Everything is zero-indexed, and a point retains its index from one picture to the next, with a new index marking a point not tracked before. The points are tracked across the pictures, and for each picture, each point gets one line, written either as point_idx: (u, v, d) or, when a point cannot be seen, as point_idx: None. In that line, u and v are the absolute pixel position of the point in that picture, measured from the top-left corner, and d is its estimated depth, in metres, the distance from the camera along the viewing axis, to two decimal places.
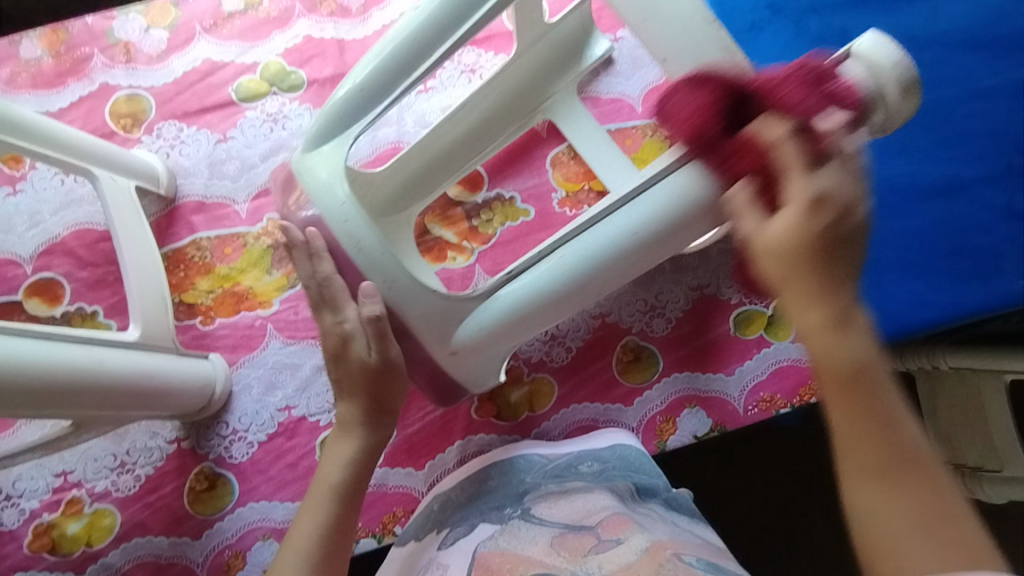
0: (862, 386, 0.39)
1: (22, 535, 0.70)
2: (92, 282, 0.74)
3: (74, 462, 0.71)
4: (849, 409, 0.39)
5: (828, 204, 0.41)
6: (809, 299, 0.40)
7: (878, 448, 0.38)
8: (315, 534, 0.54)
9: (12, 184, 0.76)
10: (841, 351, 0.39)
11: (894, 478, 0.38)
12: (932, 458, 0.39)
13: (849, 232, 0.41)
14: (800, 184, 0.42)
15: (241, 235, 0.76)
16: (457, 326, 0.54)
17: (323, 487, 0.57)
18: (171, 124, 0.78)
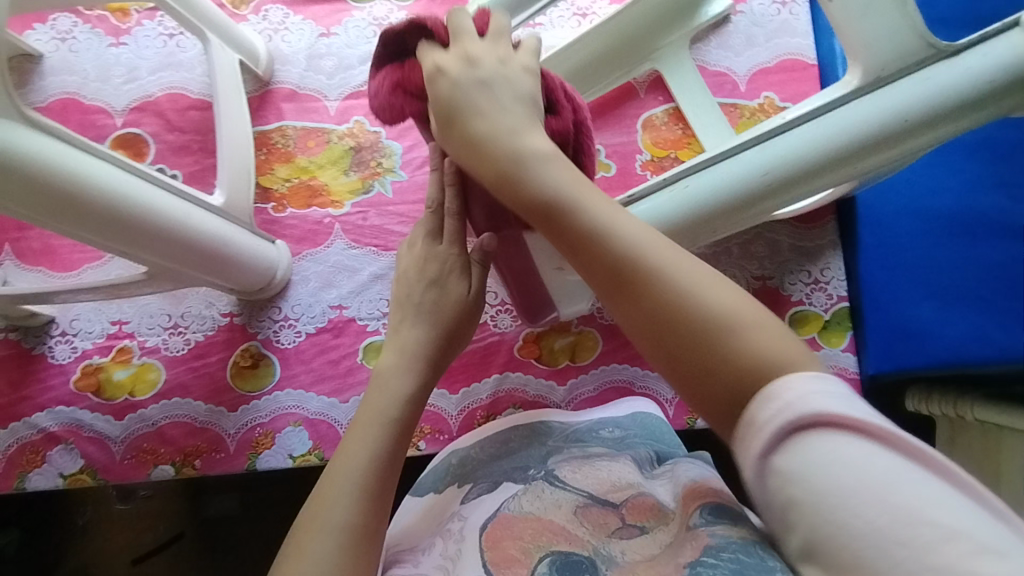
0: (586, 235, 0.40)
1: (70, 371, 0.72)
2: (177, 146, 0.75)
3: (132, 314, 0.74)
4: (585, 250, 0.40)
5: (479, 60, 0.46)
6: (463, 141, 0.46)
7: (636, 298, 0.37)
8: (372, 462, 0.48)
9: (116, 36, 0.78)
10: (584, 231, 0.40)
11: (632, 291, 0.38)
12: (715, 309, 0.35)
13: (518, 147, 0.43)
14: (449, 54, 0.47)
15: (327, 131, 0.76)
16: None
17: (377, 416, 0.50)
18: (279, 8, 0.79)
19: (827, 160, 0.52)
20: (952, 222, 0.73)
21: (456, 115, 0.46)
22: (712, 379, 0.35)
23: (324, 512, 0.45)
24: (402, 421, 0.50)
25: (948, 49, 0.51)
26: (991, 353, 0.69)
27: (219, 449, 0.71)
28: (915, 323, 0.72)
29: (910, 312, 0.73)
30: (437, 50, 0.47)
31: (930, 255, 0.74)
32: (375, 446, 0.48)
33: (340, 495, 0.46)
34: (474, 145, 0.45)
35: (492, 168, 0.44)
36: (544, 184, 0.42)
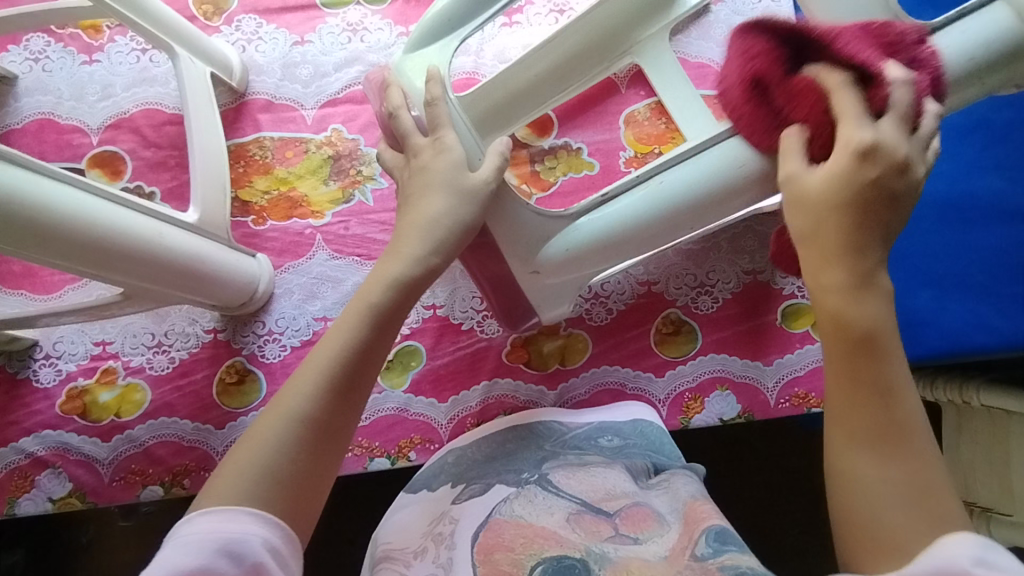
0: (869, 350, 0.43)
1: (55, 394, 0.72)
2: (154, 162, 0.74)
3: (115, 334, 0.73)
4: (857, 376, 0.43)
5: (876, 158, 0.44)
6: (812, 197, 0.45)
7: (866, 400, 0.42)
8: (341, 353, 0.47)
9: (89, 53, 0.77)
10: (861, 313, 0.43)
11: (890, 450, 0.41)
12: (919, 424, 0.42)
13: (887, 195, 0.44)
14: (853, 129, 0.45)
15: (305, 141, 0.75)
16: (546, 244, 0.57)
17: (360, 304, 0.49)
18: (251, 18, 0.78)
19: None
20: (946, 208, 0.72)
21: (845, 196, 0.44)
22: (897, 515, 0.40)
23: (288, 399, 0.45)
24: (383, 308, 0.49)
25: (918, 28, 0.50)
26: (985, 339, 0.68)
27: (208, 468, 0.70)
28: (911, 313, 0.71)
29: (906, 302, 0.71)
30: (800, 136, 0.48)
31: (925, 243, 0.72)
32: (351, 337, 0.47)
33: (304, 387, 0.45)
34: (804, 202, 0.46)
35: (847, 190, 0.44)
36: (841, 304, 0.43)
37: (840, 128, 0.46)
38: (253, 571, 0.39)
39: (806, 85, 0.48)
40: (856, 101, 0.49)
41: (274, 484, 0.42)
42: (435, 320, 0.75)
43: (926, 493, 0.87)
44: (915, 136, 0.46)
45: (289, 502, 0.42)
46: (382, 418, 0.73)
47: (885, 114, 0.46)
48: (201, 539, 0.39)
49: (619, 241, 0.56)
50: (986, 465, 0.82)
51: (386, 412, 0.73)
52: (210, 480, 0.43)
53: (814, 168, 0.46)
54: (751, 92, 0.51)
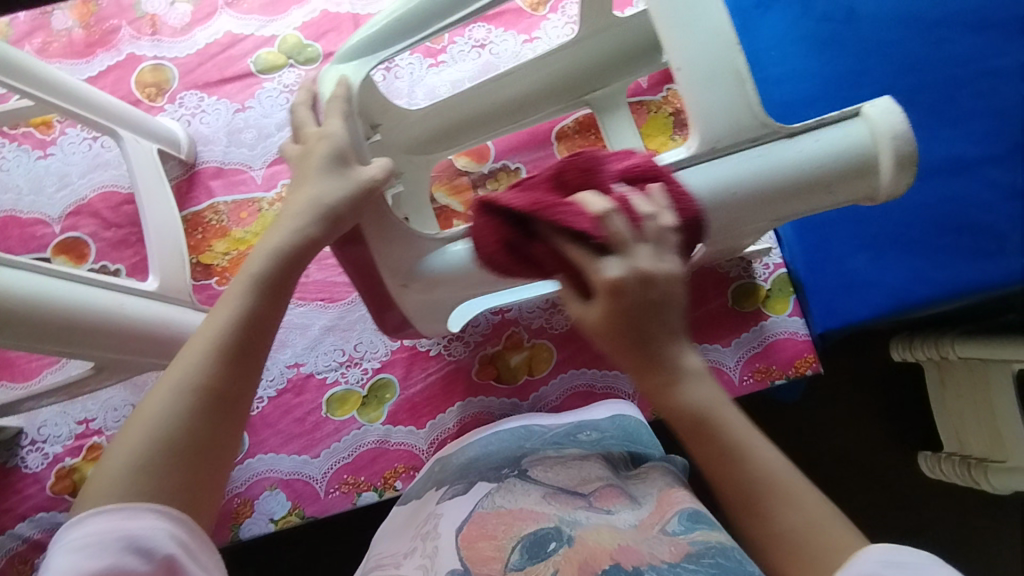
0: (706, 432, 0.41)
1: (45, 477, 0.74)
2: (116, 241, 0.78)
3: (96, 410, 0.75)
4: (719, 448, 0.40)
5: (624, 289, 0.39)
6: (600, 332, 0.41)
7: (726, 466, 0.40)
8: (232, 321, 0.42)
9: (43, 147, 0.81)
10: (688, 396, 0.40)
11: (765, 512, 0.39)
12: (789, 474, 0.40)
13: (652, 302, 0.40)
14: (596, 270, 0.40)
15: (256, 200, 0.79)
16: (424, 258, 0.51)
17: (245, 273, 0.44)
18: (193, 93, 0.82)
19: (667, 205, 0.46)
20: None
21: (621, 313, 0.40)
22: (791, 561, 0.38)
23: (172, 370, 0.41)
24: (268, 277, 0.44)
25: (783, 130, 0.45)
26: (926, 290, 0.69)
27: None
28: (852, 275, 0.72)
29: (845, 266, 0.73)
30: (571, 281, 0.43)
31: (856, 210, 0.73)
32: (239, 308, 0.43)
33: (192, 358, 0.41)
34: (608, 334, 0.40)
35: (615, 328, 0.40)
36: (661, 403, 0.41)
37: (585, 265, 0.40)
38: (164, 567, 0.37)
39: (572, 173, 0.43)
40: None
41: (167, 457, 0.38)
42: (403, 351, 0.78)
43: (925, 453, 0.88)
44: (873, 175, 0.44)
45: (182, 476, 0.38)
46: (364, 453, 0.75)
47: (660, 244, 0.40)
48: (105, 537, 0.36)
49: (474, 277, 0.50)
50: (975, 417, 0.83)
51: (367, 446, 0.75)
52: (93, 472, 0.39)
53: (592, 303, 0.41)
54: (524, 241, 0.43)
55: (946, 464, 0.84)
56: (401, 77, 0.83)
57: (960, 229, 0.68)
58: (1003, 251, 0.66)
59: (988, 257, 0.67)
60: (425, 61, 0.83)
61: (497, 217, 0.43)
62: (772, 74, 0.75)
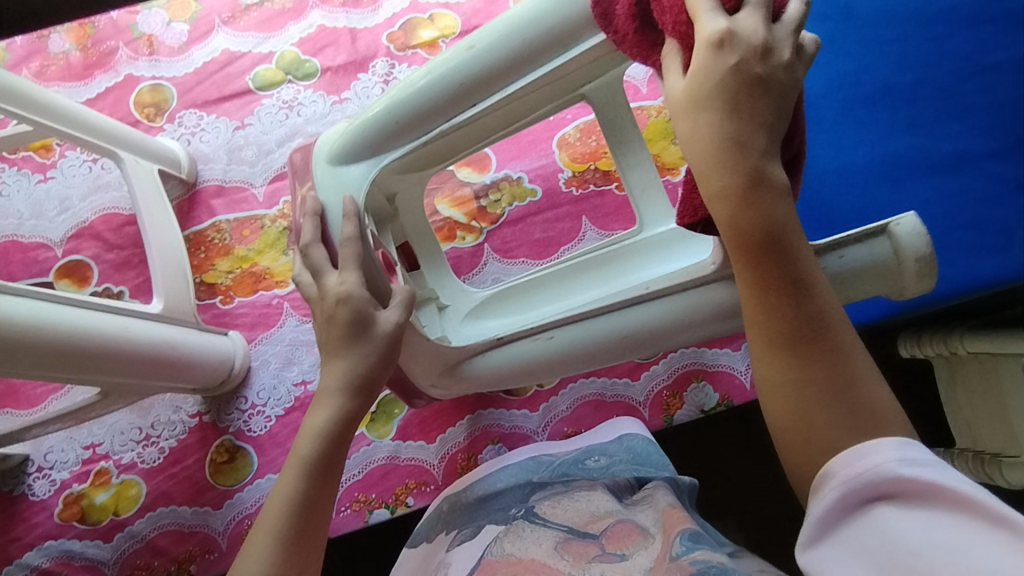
0: (779, 255, 0.36)
1: (52, 504, 0.73)
2: (118, 263, 0.77)
3: (103, 435, 0.74)
4: (769, 279, 0.36)
5: (735, 44, 0.36)
6: (683, 105, 0.37)
7: (777, 300, 0.36)
8: (286, 507, 0.48)
9: (43, 171, 0.80)
10: (763, 214, 0.36)
11: (801, 354, 0.35)
12: (859, 360, 0.36)
13: (762, 79, 0.36)
14: (706, 21, 0.36)
15: (259, 217, 0.78)
16: (472, 360, 0.60)
17: (294, 457, 0.49)
18: (192, 112, 0.82)
19: (676, 326, 0.54)
20: (877, 171, 0.68)
21: (711, 88, 0.36)
22: (818, 414, 0.35)
23: (251, 545, 0.47)
24: (315, 460, 0.49)
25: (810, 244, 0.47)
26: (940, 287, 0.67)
27: (212, 549, 0.71)
28: None
29: None
30: (674, 47, 0.39)
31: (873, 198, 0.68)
32: (292, 493, 0.48)
33: (256, 555, 0.47)
34: (695, 99, 0.37)
35: (707, 95, 0.36)
36: (731, 211, 0.36)
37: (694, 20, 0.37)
38: None
39: (670, 1, 0.39)
40: (624, 332, 0.55)
41: None
42: None
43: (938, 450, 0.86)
44: (781, 29, 0.37)
45: None
46: (375, 469, 0.74)
47: (747, 7, 0.37)
48: None
49: (517, 374, 0.59)
50: (986, 411, 0.81)
51: (378, 462, 0.74)
52: None
53: (688, 72, 0.37)
54: (643, 30, 0.42)
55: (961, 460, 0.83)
56: None
57: (968, 224, 0.65)
58: (1012, 246, 0.64)
59: (995, 250, 0.64)
60: None
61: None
62: None
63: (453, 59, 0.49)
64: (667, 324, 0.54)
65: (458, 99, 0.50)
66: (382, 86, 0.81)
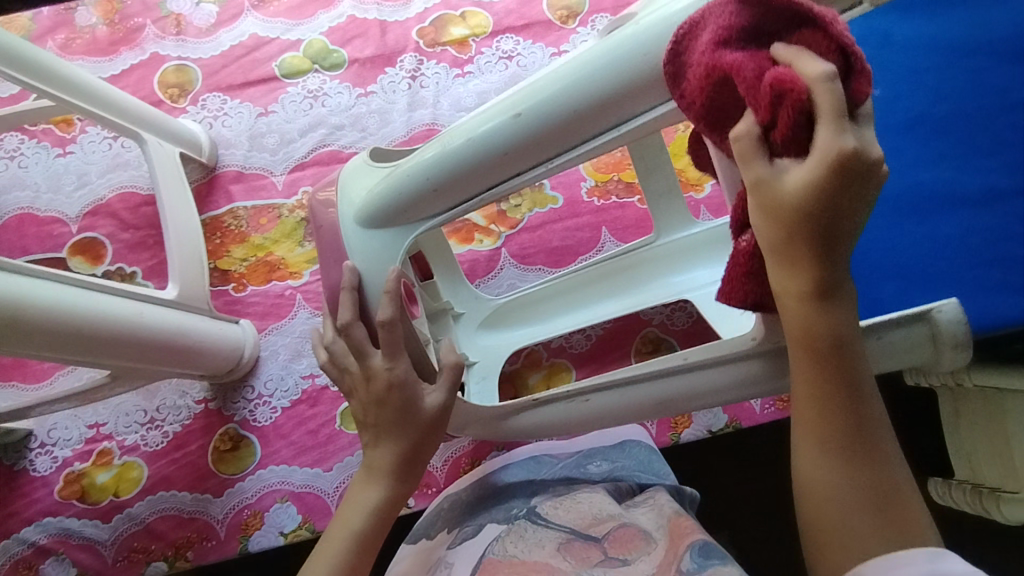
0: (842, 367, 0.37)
1: (53, 481, 0.73)
2: (133, 243, 0.77)
3: (108, 415, 0.74)
4: (830, 392, 0.37)
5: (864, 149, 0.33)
6: (791, 207, 0.34)
7: (835, 412, 0.37)
8: (337, 570, 0.48)
9: (63, 145, 0.80)
10: (835, 321, 0.37)
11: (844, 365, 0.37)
12: (893, 451, 0.38)
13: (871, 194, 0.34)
14: (835, 123, 0.32)
15: (277, 207, 0.78)
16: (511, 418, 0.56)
17: (343, 530, 0.49)
18: (216, 96, 0.81)
19: (709, 393, 0.52)
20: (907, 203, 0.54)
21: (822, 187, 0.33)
22: (853, 506, 0.36)
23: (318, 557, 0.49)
24: (364, 533, 0.49)
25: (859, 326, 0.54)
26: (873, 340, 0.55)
27: (210, 537, 0.70)
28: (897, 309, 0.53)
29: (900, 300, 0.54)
30: (763, 128, 0.34)
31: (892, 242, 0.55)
32: (338, 562, 0.48)
33: None
34: (778, 217, 0.34)
35: (819, 198, 0.33)
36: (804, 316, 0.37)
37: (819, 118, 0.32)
38: None
39: (782, 75, 0.33)
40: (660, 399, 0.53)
41: None
42: None
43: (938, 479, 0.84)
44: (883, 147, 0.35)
45: None
46: None
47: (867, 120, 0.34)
48: None
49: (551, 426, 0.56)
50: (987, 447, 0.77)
51: None
52: None
53: (792, 166, 0.34)
54: (709, 113, 0.37)
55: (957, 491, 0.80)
56: (426, 86, 0.80)
57: (997, 261, 0.50)
58: None
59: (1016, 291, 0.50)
60: (451, 70, 0.81)
61: (711, 14, 0.36)
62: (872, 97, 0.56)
63: (497, 127, 0.43)
64: (700, 393, 0.52)
65: (502, 166, 0.44)
66: (408, 82, 0.80)
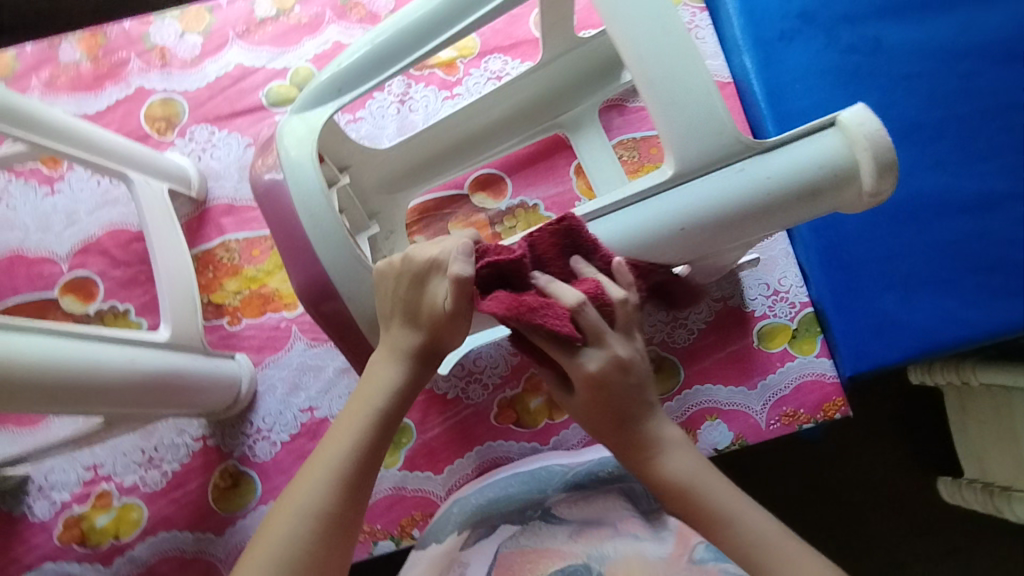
0: (688, 499, 0.46)
1: (52, 526, 0.72)
2: (125, 280, 0.76)
3: (105, 456, 0.73)
4: (705, 523, 0.46)
5: (596, 363, 0.44)
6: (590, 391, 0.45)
7: (713, 535, 0.46)
8: (351, 453, 0.46)
9: (50, 183, 0.79)
10: (668, 470, 0.47)
11: (695, 495, 0.46)
12: (776, 545, 0.44)
13: (615, 380, 0.45)
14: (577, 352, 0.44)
15: (269, 237, 0.77)
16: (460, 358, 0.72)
17: (362, 406, 0.48)
18: (203, 127, 0.80)
19: None
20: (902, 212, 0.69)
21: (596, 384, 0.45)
22: None
23: (243, 574, 0.42)
24: (385, 414, 0.48)
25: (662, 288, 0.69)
26: (890, 355, 0.68)
27: None
28: (883, 316, 0.68)
29: (874, 306, 0.68)
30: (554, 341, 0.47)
31: (894, 246, 0.69)
32: (357, 436, 0.47)
33: (316, 480, 0.45)
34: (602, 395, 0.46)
35: (597, 400, 0.46)
36: (643, 471, 0.48)
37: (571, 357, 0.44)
38: None
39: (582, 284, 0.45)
40: None
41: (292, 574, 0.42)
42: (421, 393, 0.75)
43: (944, 478, 0.79)
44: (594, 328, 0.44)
45: None
46: (381, 499, 0.73)
47: (595, 332, 0.43)
48: None
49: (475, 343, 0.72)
50: (997, 442, 0.74)
51: (384, 493, 0.73)
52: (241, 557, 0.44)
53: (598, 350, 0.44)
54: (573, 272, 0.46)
55: (966, 490, 0.75)
56: (415, 110, 0.80)
57: (994, 266, 0.65)
58: None
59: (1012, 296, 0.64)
60: (440, 93, 0.80)
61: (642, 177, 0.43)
62: (796, 109, 0.73)
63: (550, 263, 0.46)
64: None
65: None
66: (397, 106, 0.80)
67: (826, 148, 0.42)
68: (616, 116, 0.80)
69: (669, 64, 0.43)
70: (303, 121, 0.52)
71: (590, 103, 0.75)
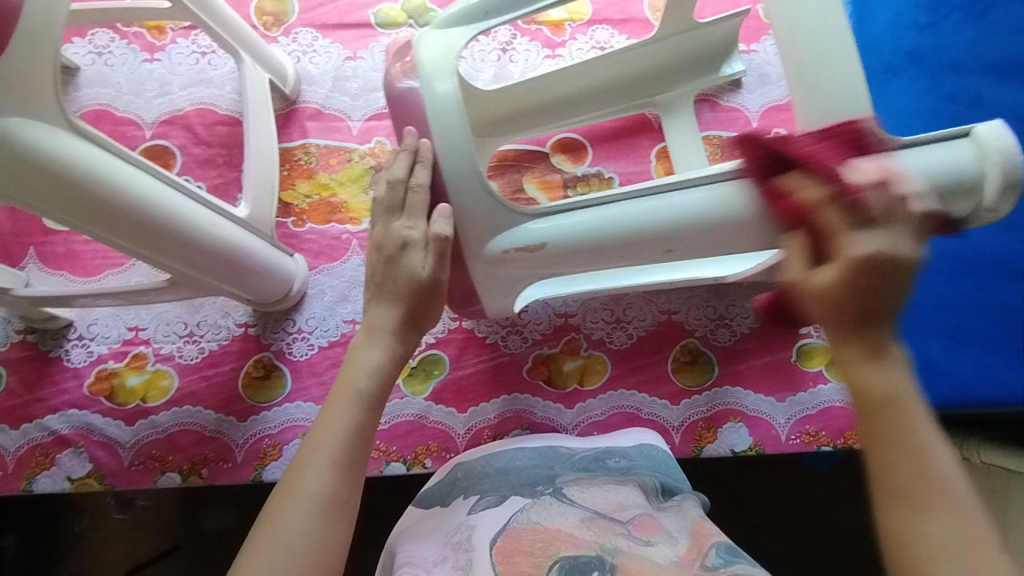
0: (884, 414, 0.42)
1: (84, 375, 0.73)
2: (203, 159, 0.77)
3: (148, 320, 0.75)
4: (869, 437, 0.42)
5: (870, 269, 0.41)
6: (824, 300, 0.42)
7: (892, 454, 0.41)
8: (344, 435, 0.49)
9: (151, 51, 0.80)
10: (877, 380, 0.42)
11: (881, 408, 0.42)
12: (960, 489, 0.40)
13: (888, 302, 0.42)
14: (854, 241, 0.41)
15: (348, 150, 0.78)
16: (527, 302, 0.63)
17: (351, 389, 0.51)
18: (308, 31, 0.81)
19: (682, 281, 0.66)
20: (961, 264, 0.69)
21: (845, 298, 0.42)
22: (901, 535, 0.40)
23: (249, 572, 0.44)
24: (373, 394, 0.51)
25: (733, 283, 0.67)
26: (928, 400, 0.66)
27: (226, 459, 0.71)
28: (925, 358, 0.67)
29: (919, 348, 0.68)
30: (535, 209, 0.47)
31: (949, 295, 0.68)
32: (348, 422, 0.49)
33: (313, 467, 0.47)
34: (821, 305, 0.43)
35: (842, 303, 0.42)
36: (851, 374, 0.43)
37: (840, 236, 0.42)
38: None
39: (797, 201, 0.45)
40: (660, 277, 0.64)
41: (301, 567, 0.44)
42: (460, 332, 0.77)
43: None
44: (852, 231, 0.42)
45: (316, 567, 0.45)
46: (402, 423, 0.74)
47: (885, 218, 0.41)
48: None
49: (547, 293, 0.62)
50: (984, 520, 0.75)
51: (406, 417, 0.74)
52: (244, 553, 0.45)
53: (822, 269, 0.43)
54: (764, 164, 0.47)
55: None
56: (515, 61, 0.81)
57: None
58: None
59: None
60: (542, 50, 0.81)
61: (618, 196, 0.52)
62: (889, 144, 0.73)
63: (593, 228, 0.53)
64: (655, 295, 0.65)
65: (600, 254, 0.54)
66: (498, 53, 0.81)
67: (952, 159, 0.45)
68: (706, 111, 0.81)
69: (818, 54, 0.46)
70: (443, 38, 0.53)
71: (686, 90, 0.76)
